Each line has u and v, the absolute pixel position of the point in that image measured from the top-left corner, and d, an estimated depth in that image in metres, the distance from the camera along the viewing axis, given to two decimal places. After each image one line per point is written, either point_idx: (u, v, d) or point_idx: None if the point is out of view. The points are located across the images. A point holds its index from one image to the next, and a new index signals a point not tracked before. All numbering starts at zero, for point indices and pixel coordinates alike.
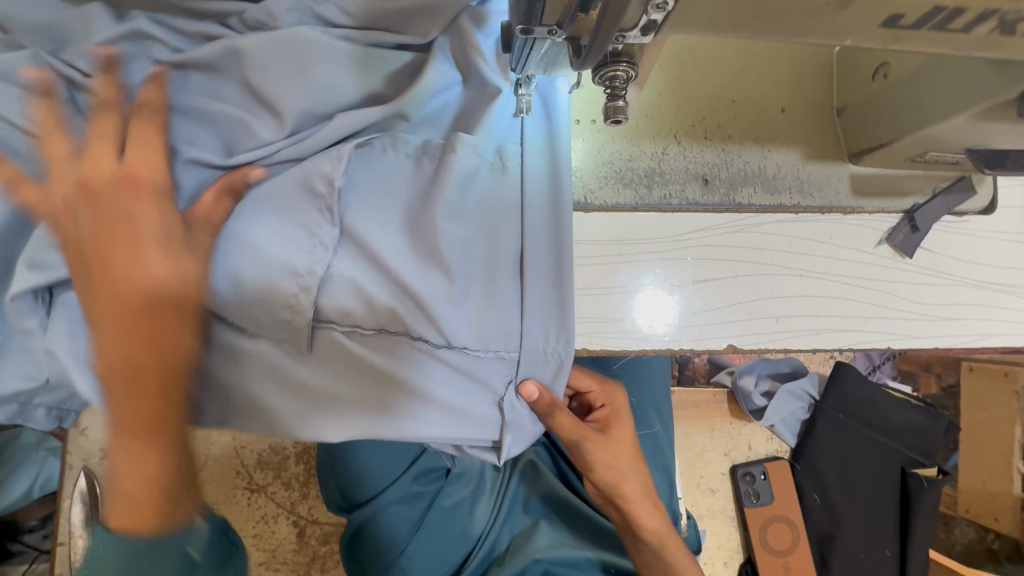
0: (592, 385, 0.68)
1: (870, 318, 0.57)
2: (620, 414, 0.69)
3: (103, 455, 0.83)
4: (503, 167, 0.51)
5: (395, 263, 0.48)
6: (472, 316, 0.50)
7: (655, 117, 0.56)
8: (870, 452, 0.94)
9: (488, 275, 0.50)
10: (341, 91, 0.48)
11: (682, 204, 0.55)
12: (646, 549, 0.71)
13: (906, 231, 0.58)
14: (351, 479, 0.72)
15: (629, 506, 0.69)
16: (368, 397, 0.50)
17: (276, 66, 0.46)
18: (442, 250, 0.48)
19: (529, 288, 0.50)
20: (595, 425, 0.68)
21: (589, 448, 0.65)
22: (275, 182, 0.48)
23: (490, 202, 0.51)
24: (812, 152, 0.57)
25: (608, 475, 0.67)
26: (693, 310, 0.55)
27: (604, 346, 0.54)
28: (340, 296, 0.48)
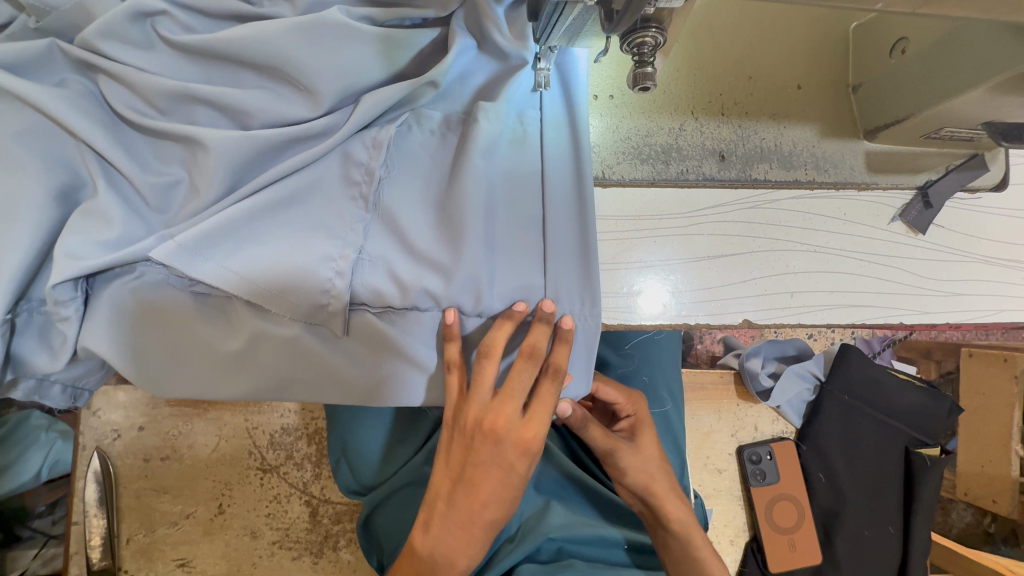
0: (619, 397, 0.70)
1: (885, 294, 0.58)
2: (644, 423, 0.70)
3: (116, 436, 0.84)
4: (524, 144, 0.51)
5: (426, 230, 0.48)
6: (502, 292, 0.49)
7: (673, 93, 0.56)
8: (873, 432, 0.95)
9: (516, 253, 0.50)
10: (361, 65, 0.48)
11: (698, 179, 0.56)
12: (674, 544, 0.71)
13: (919, 207, 0.58)
14: (363, 447, 0.74)
15: (659, 503, 0.69)
16: (392, 367, 0.51)
17: (300, 42, 0.45)
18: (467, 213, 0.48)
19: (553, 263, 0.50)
20: (623, 434, 0.71)
21: (621, 456, 0.67)
22: (302, 163, 0.47)
23: (513, 179, 0.51)
24: (827, 128, 0.58)
25: (639, 478, 0.69)
26: (709, 285, 0.56)
27: (620, 321, 0.55)
28: (375, 268, 0.48)
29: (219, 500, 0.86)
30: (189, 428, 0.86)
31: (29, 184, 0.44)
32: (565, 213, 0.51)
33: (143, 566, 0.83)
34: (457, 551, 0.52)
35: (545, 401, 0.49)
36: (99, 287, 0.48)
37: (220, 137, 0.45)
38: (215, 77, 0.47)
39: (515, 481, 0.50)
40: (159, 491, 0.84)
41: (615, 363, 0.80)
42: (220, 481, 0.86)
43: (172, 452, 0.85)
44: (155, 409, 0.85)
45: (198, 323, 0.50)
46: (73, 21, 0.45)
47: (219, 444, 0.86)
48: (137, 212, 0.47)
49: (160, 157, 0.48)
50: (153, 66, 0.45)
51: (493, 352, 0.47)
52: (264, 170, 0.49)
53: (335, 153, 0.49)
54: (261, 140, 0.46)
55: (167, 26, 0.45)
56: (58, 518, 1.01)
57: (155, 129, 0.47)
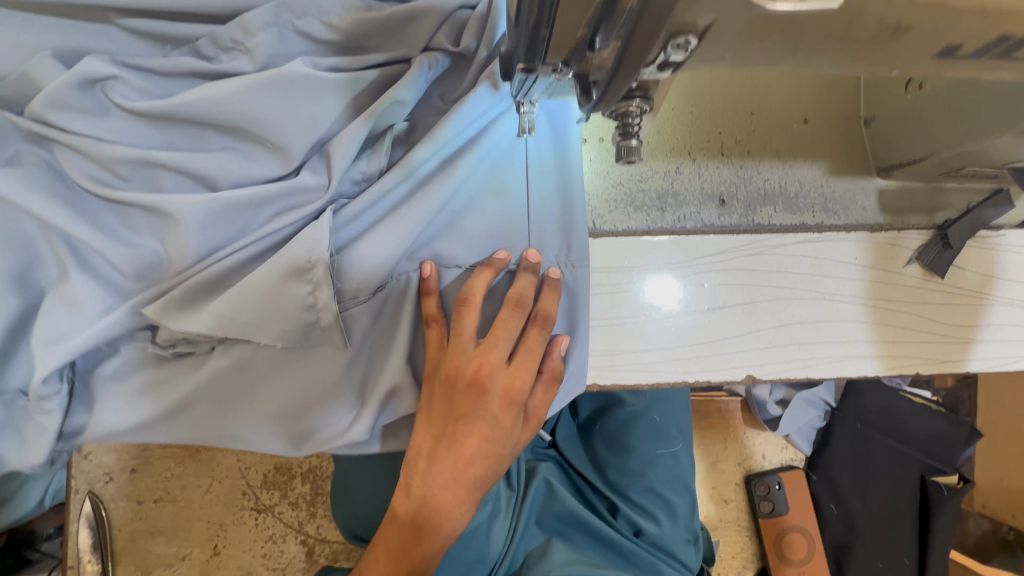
0: None
1: (900, 344, 0.54)
2: None
3: (107, 479, 0.82)
4: (506, 195, 0.49)
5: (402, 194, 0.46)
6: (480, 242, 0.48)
7: (668, 133, 0.52)
8: (886, 459, 0.91)
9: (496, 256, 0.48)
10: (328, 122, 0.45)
11: (697, 226, 0.52)
12: None
13: (938, 248, 0.54)
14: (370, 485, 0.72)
15: None
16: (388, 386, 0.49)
17: (265, 102, 0.42)
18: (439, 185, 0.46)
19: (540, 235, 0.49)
20: None
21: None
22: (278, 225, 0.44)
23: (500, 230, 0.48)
24: (837, 166, 0.54)
25: None
26: (709, 339, 0.52)
27: (614, 380, 0.52)
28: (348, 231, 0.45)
29: (214, 541, 0.84)
30: (182, 470, 0.85)
31: None
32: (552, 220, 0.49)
33: None
34: (438, 512, 0.46)
35: (532, 348, 0.46)
36: (92, 375, 0.49)
37: (188, 203, 0.42)
38: (176, 137, 0.44)
39: (500, 441, 0.46)
40: (153, 534, 0.83)
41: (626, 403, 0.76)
42: (215, 521, 0.84)
43: (165, 494, 0.84)
44: (147, 452, 0.84)
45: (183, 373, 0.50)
46: (19, 91, 0.41)
47: (212, 484, 0.85)
48: (107, 286, 0.44)
49: (129, 225, 0.44)
50: (110, 130, 0.42)
51: (475, 293, 0.45)
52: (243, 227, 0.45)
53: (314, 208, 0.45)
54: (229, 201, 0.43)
55: (121, 91, 0.42)
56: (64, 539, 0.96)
57: (116, 198, 0.43)
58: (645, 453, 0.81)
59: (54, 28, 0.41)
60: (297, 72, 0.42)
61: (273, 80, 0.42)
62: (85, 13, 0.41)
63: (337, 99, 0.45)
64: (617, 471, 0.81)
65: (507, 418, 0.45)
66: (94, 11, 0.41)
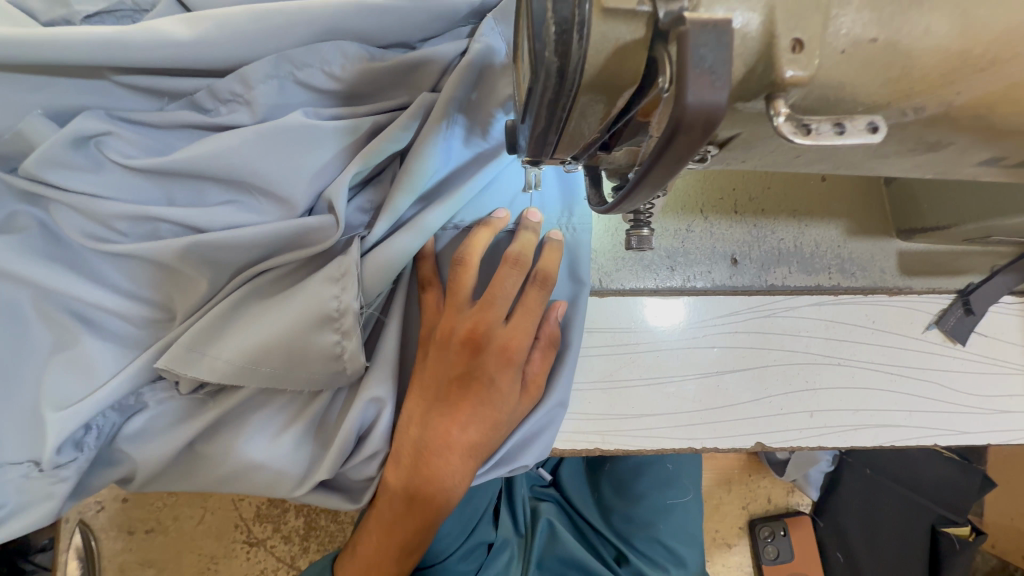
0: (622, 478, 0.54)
1: (919, 412, 0.52)
2: None
3: (99, 508, 0.81)
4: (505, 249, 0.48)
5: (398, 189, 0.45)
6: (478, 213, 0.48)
7: (680, 189, 0.50)
8: (895, 508, 0.88)
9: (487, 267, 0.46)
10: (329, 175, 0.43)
11: (708, 286, 0.50)
12: None
13: (959, 313, 0.52)
14: None
15: None
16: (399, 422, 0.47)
17: (265, 156, 0.41)
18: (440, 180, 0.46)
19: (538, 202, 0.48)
20: None
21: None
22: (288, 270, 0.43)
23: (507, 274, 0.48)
24: (855, 226, 0.51)
25: None
26: (717, 404, 0.50)
27: (618, 446, 0.49)
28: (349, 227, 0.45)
29: (204, 574, 0.82)
30: (175, 500, 0.83)
31: None
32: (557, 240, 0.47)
33: None
34: (431, 485, 0.41)
35: (533, 303, 0.44)
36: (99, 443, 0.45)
37: (182, 251, 0.40)
38: (176, 192, 0.42)
39: (497, 405, 0.42)
40: (143, 566, 0.81)
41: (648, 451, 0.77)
42: (206, 554, 0.82)
43: (157, 524, 0.82)
44: None
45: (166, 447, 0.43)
46: (10, 148, 0.40)
47: (204, 515, 0.83)
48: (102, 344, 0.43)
49: (128, 277, 0.42)
50: (105, 185, 0.40)
51: (473, 244, 0.44)
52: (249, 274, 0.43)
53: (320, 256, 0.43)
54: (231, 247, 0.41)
55: (116, 146, 0.40)
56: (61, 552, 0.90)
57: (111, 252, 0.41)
58: (657, 501, 0.80)
59: (44, 85, 0.39)
60: (299, 124, 0.41)
61: (274, 130, 0.40)
62: (78, 70, 0.39)
63: (340, 156, 0.43)
64: (623, 518, 0.80)
65: (506, 376, 0.42)
66: (87, 69, 0.39)
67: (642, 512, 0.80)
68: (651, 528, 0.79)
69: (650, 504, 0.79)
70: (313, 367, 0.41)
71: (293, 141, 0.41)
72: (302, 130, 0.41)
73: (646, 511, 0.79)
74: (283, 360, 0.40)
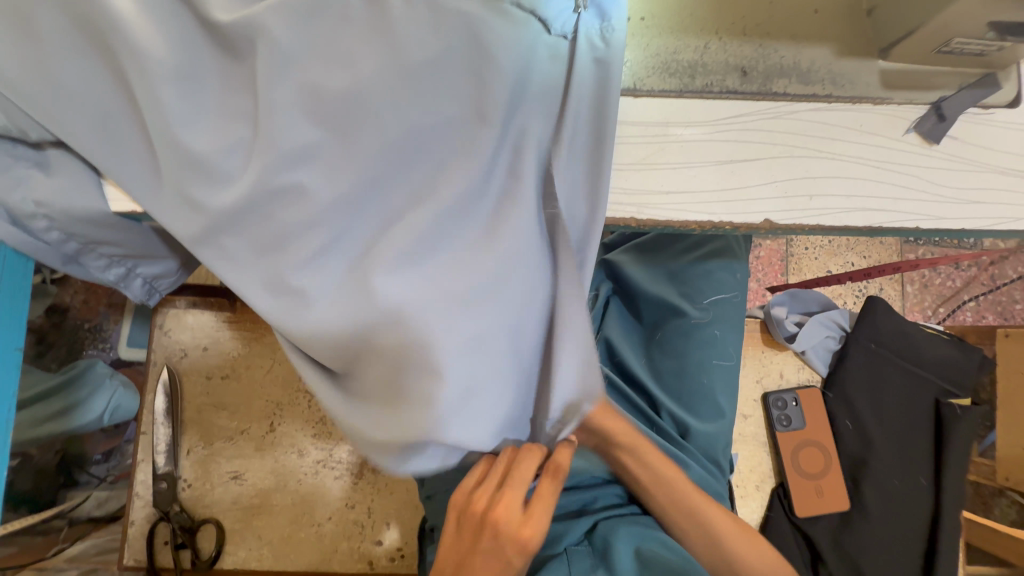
0: None
1: (901, 200, 0.62)
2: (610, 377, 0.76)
3: (182, 356, 0.93)
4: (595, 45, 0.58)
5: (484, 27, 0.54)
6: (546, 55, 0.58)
7: (698, 15, 0.62)
8: (900, 380, 0.97)
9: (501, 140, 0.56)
10: None
11: (723, 91, 0.61)
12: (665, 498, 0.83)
13: (933, 121, 0.62)
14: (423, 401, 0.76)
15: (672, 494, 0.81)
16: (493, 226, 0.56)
17: None
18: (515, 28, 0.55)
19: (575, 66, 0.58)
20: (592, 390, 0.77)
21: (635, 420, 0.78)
22: (426, 80, 0.54)
23: (577, 90, 0.58)
24: (844, 49, 0.63)
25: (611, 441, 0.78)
26: (731, 187, 0.61)
27: (649, 218, 0.61)
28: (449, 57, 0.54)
29: (270, 420, 0.93)
30: (247, 352, 0.94)
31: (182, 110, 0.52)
32: (583, 94, 0.58)
33: (201, 476, 0.90)
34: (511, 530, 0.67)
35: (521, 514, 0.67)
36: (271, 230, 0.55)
37: (353, 60, 0.53)
38: (327, 24, 0.53)
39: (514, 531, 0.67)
40: (217, 409, 0.92)
41: (695, 315, 0.89)
42: (272, 401, 0.93)
43: (231, 372, 0.93)
44: (218, 333, 0.94)
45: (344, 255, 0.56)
46: None
47: (273, 367, 0.94)
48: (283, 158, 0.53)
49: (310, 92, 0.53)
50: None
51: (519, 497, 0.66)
52: (389, 90, 0.53)
53: (450, 67, 0.55)
54: (389, 62, 0.53)
55: None
56: (110, 465, 1.38)
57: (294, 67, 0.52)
58: (701, 359, 0.90)
59: None
60: None
61: None
62: None
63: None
64: (673, 373, 0.92)
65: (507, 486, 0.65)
66: None
67: (683, 366, 0.91)
68: None
69: (697, 363, 0.90)
70: (445, 171, 0.56)
71: None
72: None
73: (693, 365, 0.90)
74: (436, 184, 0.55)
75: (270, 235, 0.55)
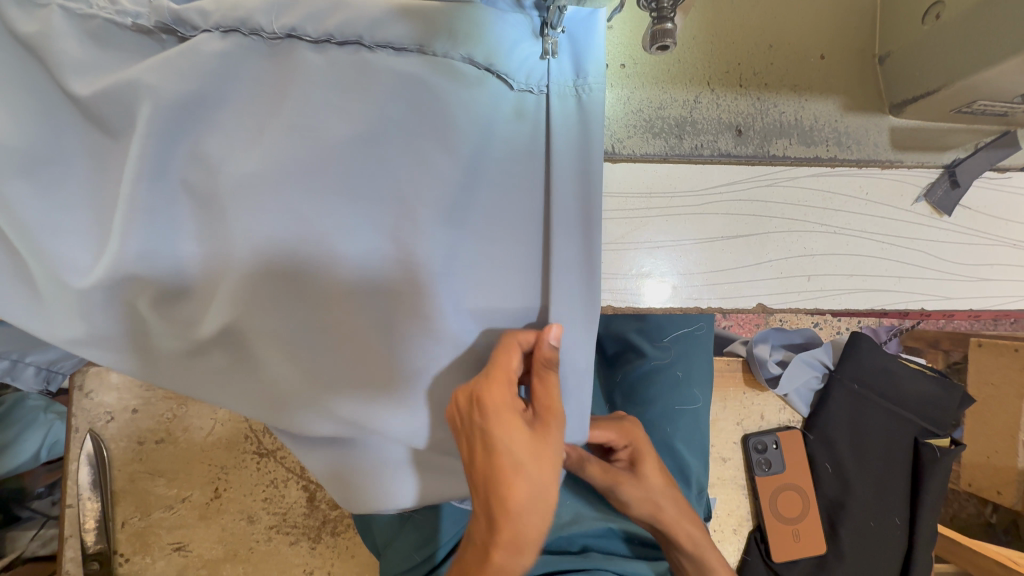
0: (611, 434, 0.71)
1: (905, 278, 0.56)
2: (643, 452, 0.72)
3: (109, 419, 0.83)
4: (566, 106, 0.47)
5: (423, 87, 0.43)
6: (509, 120, 0.47)
7: (688, 62, 0.53)
8: (882, 420, 0.93)
9: (452, 225, 0.46)
10: (376, 21, 0.42)
11: (714, 155, 0.53)
12: (686, 563, 0.74)
13: (945, 187, 0.56)
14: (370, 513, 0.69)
15: (668, 530, 0.72)
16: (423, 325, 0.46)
17: (326, 22, 0.42)
18: (459, 85, 0.44)
19: (553, 128, 0.47)
20: (623, 464, 0.73)
21: (612, 467, 0.72)
22: (340, 153, 0.43)
23: (545, 157, 0.47)
24: (851, 102, 0.54)
25: (645, 508, 0.72)
26: (722, 267, 0.54)
27: (628, 304, 0.53)
28: (376, 126, 0.43)
29: (215, 484, 0.84)
30: (185, 411, 0.85)
31: (59, 198, 0.44)
32: (563, 159, 0.47)
33: (139, 550, 0.82)
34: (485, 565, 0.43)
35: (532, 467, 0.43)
36: (169, 328, 0.48)
37: (252, 131, 0.43)
38: (219, 85, 0.42)
39: (505, 459, 0.42)
40: (154, 475, 0.83)
41: (650, 354, 0.85)
42: (216, 464, 0.84)
43: (167, 435, 0.84)
44: (149, 391, 0.84)
45: (256, 354, 0.49)
46: None
47: (215, 427, 0.85)
48: (177, 249, 0.45)
49: (200, 172, 0.43)
50: (172, 37, 0.42)
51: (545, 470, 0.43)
52: (291, 167, 0.43)
53: (376, 139, 0.44)
54: (295, 135, 0.43)
55: (186, 18, 0.41)
56: (55, 498, 1.11)
57: (179, 138, 0.42)
58: (665, 406, 0.84)
59: None
60: (359, 21, 0.42)
61: (339, 23, 0.42)
62: None
63: (387, 14, 0.42)
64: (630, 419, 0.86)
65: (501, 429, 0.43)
66: None
67: (652, 415, 0.84)
68: (658, 432, 0.84)
69: (679, 418, 0.85)
70: (365, 267, 0.45)
71: (350, 16, 0.42)
72: (361, 22, 0.42)
73: (656, 415, 0.84)
74: (360, 283, 0.46)
75: (171, 334, 0.48)
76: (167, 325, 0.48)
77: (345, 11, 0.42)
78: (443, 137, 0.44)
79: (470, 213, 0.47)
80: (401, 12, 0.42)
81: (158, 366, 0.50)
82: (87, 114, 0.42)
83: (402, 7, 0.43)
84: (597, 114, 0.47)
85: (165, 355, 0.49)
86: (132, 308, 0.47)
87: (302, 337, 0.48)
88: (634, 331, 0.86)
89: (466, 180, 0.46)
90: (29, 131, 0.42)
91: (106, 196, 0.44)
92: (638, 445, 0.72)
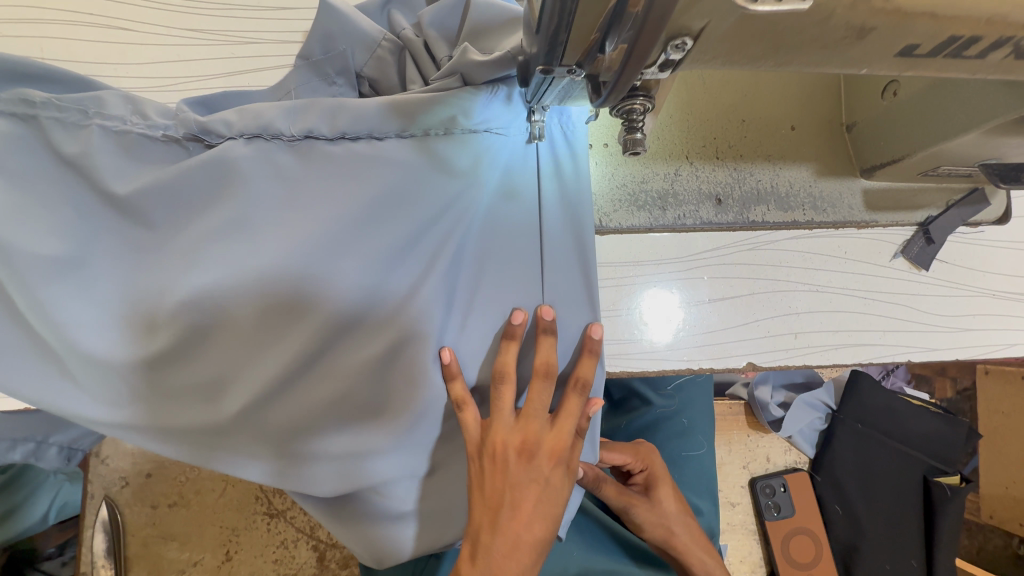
0: (627, 456, 0.73)
1: (889, 332, 0.58)
2: (659, 476, 0.75)
3: (123, 484, 0.84)
4: (554, 188, 0.51)
5: (423, 179, 0.47)
6: (504, 203, 0.50)
7: (666, 138, 0.56)
8: (890, 460, 0.93)
9: (449, 304, 0.48)
10: (378, 124, 0.47)
11: (697, 224, 0.56)
12: None
13: (920, 243, 0.58)
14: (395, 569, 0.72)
15: (683, 557, 0.73)
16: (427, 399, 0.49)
17: (333, 128, 0.46)
18: (458, 178, 0.48)
19: (546, 208, 0.51)
20: (638, 488, 0.75)
21: (636, 511, 0.72)
22: (346, 242, 0.46)
23: (540, 235, 0.50)
24: (823, 168, 0.58)
25: (658, 532, 0.73)
26: (711, 328, 0.56)
27: (624, 368, 0.55)
28: (379, 214, 0.47)
29: (226, 547, 0.85)
30: (198, 474, 0.87)
31: (89, 294, 0.47)
32: (555, 236, 0.51)
33: None
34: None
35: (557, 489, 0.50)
36: (189, 406, 0.51)
37: (264, 225, 0.46)
38: (235, 186, 0.46)
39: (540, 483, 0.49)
40: (166, 539, 0.84)
41: (657, 403, 0.87)
42: (227, 526, 0.86)
43: (180, 498, 0.85)
44: (163, 456, 0.86)
45: (269, 429, 0.51)
46: (67, 116, 0.44)
47: (226, 488, 0.87)
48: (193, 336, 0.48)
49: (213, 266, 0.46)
50: (198, 144, 0.46)
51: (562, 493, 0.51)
52: (298, 257, 0.45)
53: (380, 227, 0.47)
54: (304, 228, 0.46)
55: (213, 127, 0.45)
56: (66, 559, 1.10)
57: (202, 235, 0.46)
58: (668, 455, 0.85)
59: None
60: (364, 124, 0.46)
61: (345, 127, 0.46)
62: None
63: (386, 118, 0.46)
64: None
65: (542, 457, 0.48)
66: None
67: None
68: None
69: (683, 465, 0.85)
70: (370, 348, 0.47)
71: (355, 121, 0.46)
72: (366, 125, 0.46)
73: None
74: (366, 361, 0.48)
75: (189, 413, 0.51)
76: (187, 404, 0.51)
77: (348, 118, 0.46)
78: (442, 223, 0.48)
79: (472, 291, 0.49)
80: (399, 113, 0.46)
81: (178, 443, 0.52)
82: (118, 218, 0.47)
83: (399, 111, 0.46)
84: (584, 195, 0.51)
85: (185, 432, 0.52)
86: (155, 390, 0.50)
87: (313, 415, 0.50)
88: (639, 379, 0.88)
89: (466, 260, 0.49)
90: (64, 236, 0.46)
91: (131, 289, 0.48)
92: (653, 469, 0.74)
